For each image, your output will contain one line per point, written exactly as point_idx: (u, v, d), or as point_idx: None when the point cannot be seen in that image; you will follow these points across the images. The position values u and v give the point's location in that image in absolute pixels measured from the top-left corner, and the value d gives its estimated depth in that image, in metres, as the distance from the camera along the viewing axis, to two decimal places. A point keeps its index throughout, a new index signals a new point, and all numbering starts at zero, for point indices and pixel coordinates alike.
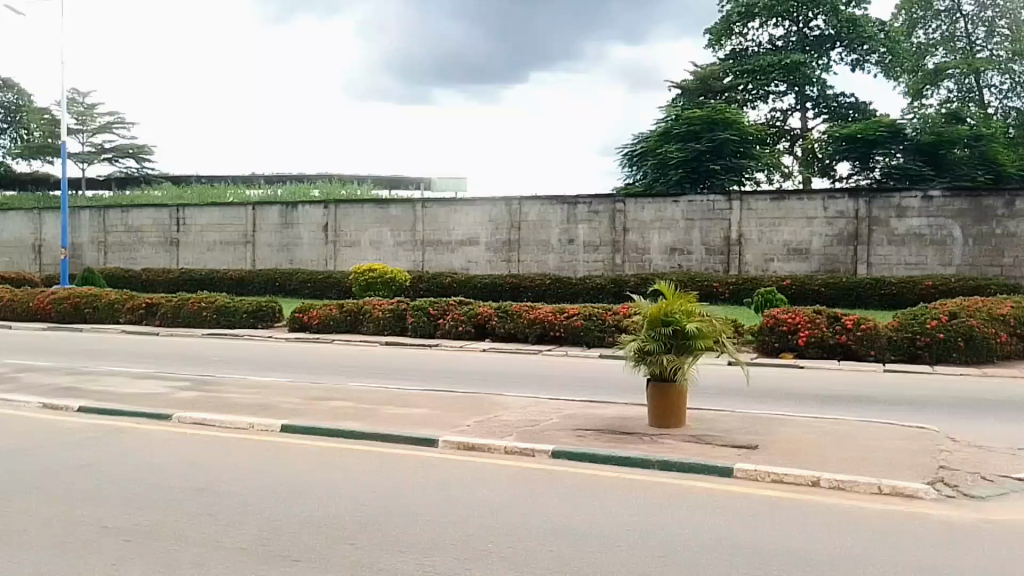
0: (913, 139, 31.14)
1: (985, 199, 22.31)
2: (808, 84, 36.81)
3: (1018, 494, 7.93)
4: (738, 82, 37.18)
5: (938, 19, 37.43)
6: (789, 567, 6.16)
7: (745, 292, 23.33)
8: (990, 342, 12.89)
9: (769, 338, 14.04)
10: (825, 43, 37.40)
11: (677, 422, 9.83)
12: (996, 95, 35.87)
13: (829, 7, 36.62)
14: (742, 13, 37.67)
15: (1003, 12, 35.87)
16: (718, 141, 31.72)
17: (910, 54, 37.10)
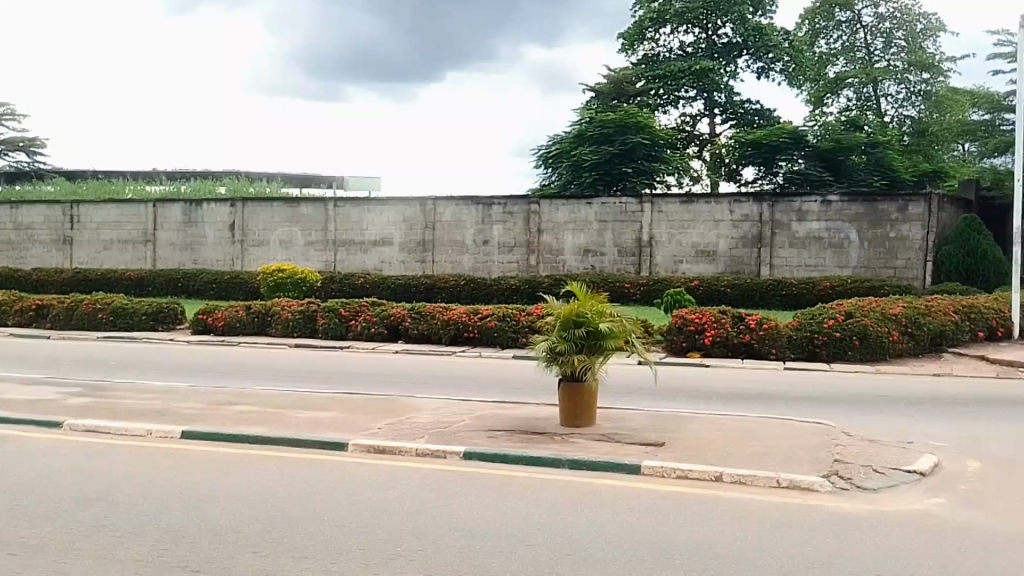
0: (813, 146, 32.52)
1: (880, 204, 23.30)
2: (716, 90, 37.90)
3: (907, 485, 8.35)
4: (650, 86, 38.04)
5: (839, 30, 39.03)
6: (694, 561, 6.30)
7: (655, 293, 23.85)
8: (883, 341, 13.48)
9: (677, 337, 14.40)
10: (733, 50, 38.50)
11: (587, 422, 9.95)
12: (893, 103, 37.88)
13: (737, 16, 37.70)
14: (654, 18, 38.50)
15: (900, 24, 37.70)
16: (630, 144, 32.34)
17: (813, 63, 38.84)
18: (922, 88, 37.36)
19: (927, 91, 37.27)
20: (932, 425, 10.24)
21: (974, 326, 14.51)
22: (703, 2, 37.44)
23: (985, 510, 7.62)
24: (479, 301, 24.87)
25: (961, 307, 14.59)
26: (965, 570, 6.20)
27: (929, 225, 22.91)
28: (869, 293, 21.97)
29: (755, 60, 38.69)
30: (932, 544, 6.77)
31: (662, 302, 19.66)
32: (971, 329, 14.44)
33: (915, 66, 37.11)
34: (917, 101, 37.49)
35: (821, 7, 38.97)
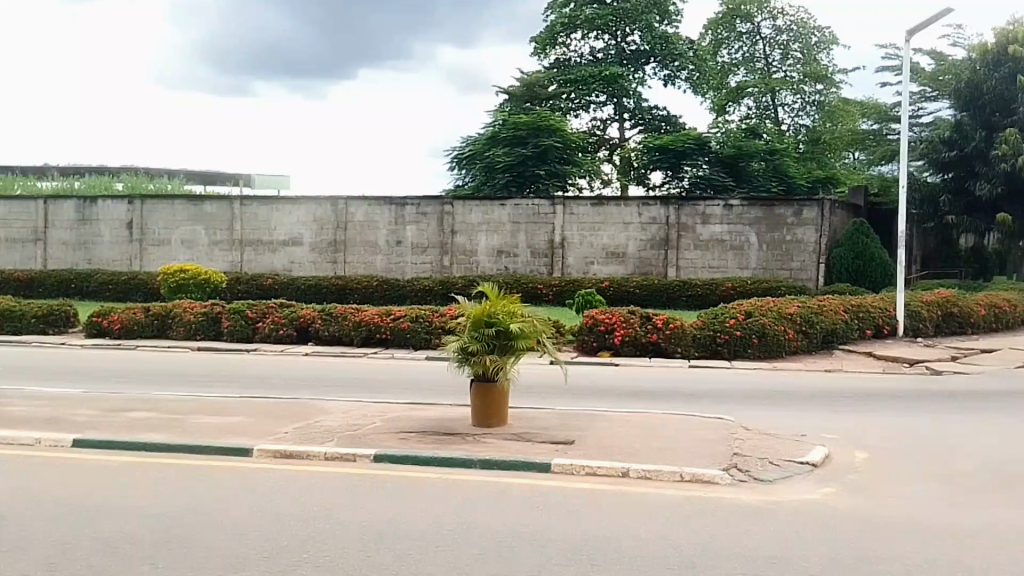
0: (715, 152, 33.64)
1: (778, 208, 24.34)
2: (626, 95, 38.71)
3: (800, 476, 8.79)
4: (561, 90, 38.78)
5: (740, 41, 40.44)
6: (600, 555, 6.47)
7: (567, 294, 24.23)
8: (779, 339, 14.15)
9: (588, 337, 14.70)
10: (640, 57, 39.44)
11: (499, 421, 10.04)
12: (790, 112, 39.57)
13: (645, 24, 38.64)
14: (566, 24, 39.07)
15: (796, 36, 39.44)
16: (542, 147, 32.78)
17: (716, 71, 40.23)
18: (816, 98, 39.14)
19: (821, 102, 39.08)
20: (824, 418, 10.79)
21: (862, 324, 15.31)
22: (612, 9, 38.19)
23: (869, 499, 8.09)
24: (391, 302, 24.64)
25: (851, 307, 15.39)
26: (852, 554, 6.59)
27: (822, 229, 24.09)
28: (768, 293, 22.93)
29: (662, 68, 39.69)
30: (823, 530, 7.17)
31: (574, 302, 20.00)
32: (860, 327, 15.26)
33: (810, 77, 38.89)
34: (811, 111, 39.20)
35: (723, 18, 40.39)
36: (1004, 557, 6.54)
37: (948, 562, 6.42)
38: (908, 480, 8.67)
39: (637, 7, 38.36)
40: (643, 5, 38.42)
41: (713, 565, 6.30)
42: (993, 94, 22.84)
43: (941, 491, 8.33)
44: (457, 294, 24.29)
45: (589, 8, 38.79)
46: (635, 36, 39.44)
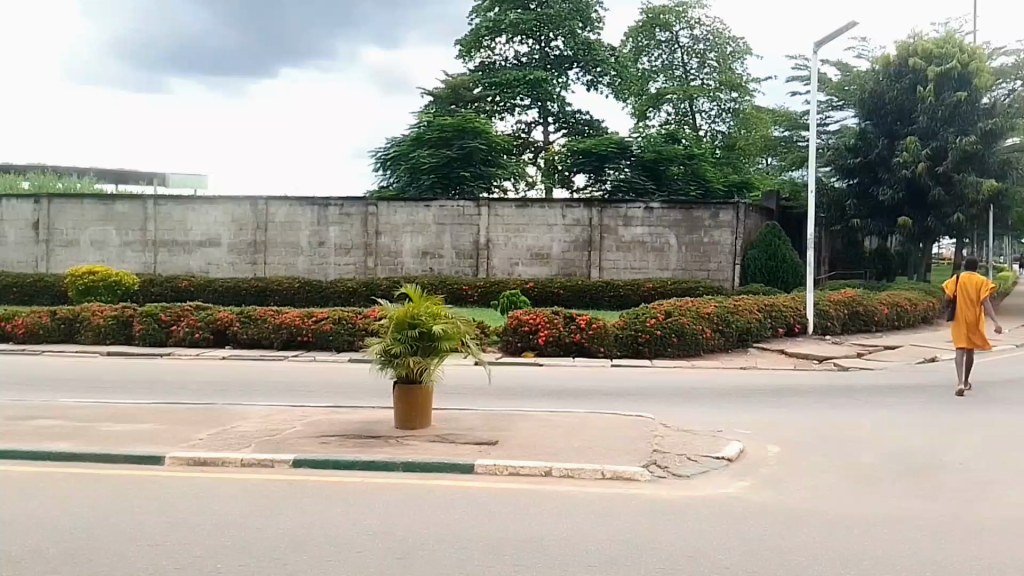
0: (636, 156, 34.36)
1: (696, 211, 25.05)
2: (550, 100, 39.08)
3: (716, 471, 9.07)
4: (486, 93, 38.98)
5: (660, 49, 41.47)
6: (523, 554, 6.54)
7: (491, 295, 24.31)
8: (698, 338, 14.54)
9: (512, 338, 14.82)
10: (564, 63, 39.95)
11: (422, 423, 10.02)
12: (706, 119, 40.77)
13: (568, 30, 39.11)
14: (490, 28, 39.26)
15: (713, 46, 40.57)
16: (467, 149, 32.85)
17: (636, 78, 41.03)
18: (730, 106, 40.50)
19: (736, 109, 40.44)
20: (738, 414, 11.16)
21: (775, 323, 15.88)
22: (536, 15, 38.55)
23: (780, 492, 8.42)
24: (314, 305, 24.18)
25: (764, 306, 15.92)
26: (765, 546, 6.85)
27: (737, 231, 24.88)
28: (687, 293, 23.54)
29: (585, 73, 40.32)
30: (737, 524, 7.43)
31: (499, 303, 20.08)
32: (772, 326, 15.82)
33: (725, 85, 40.19)
34: (727, 118, 40.51)
35: (643, 26, 41.32)
36: (905, 544, 6.91)
37: (852, 551, 6.75)
38: (817, 473, 9.06)
39: (560, 13, 38.84)
40: (566, 12, 38.94)
41: (633, 560, 6.47)
42: (894, 104, 23.95)
43: (847, 483, 8.73)
44: (381, 296, 24.08)
45: (513, 13, 39.09)
46: (559, 41, 39.90)
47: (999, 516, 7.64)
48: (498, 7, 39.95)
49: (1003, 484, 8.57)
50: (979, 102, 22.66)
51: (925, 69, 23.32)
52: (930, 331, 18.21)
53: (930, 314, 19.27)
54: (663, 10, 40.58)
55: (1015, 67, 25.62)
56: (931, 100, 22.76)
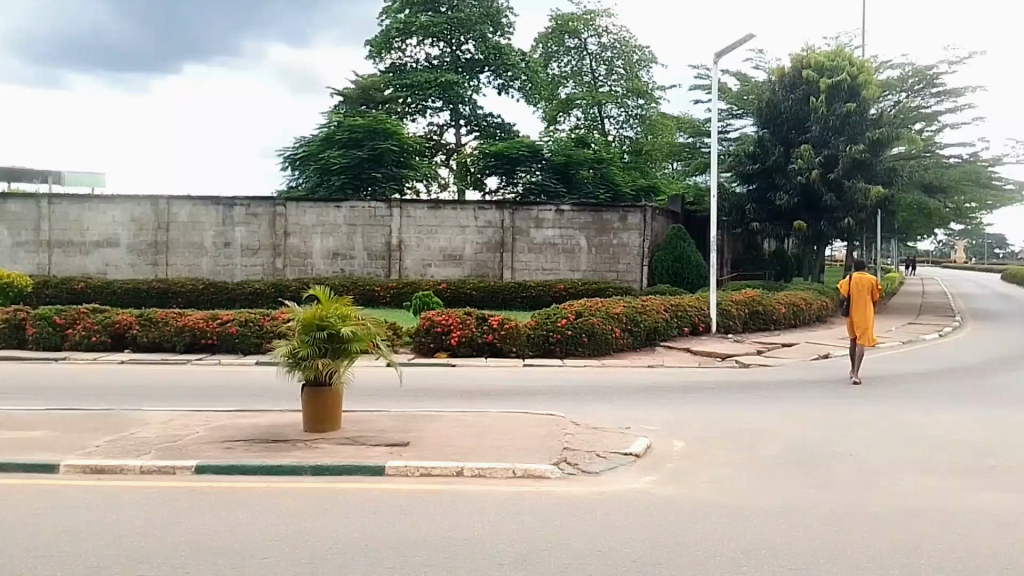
0: (547, 159, 34.81)
1: (605, 213, 25.59)
2: (461, 102, 39.25)
3: (624, 467, 9.31)
4: (397, 94, 38.93)
5: (569, 55, 42.17)
6: (434, 555, 6.56)
7: (404, 296, 24.18)
8: (607, 338, 14.87)
9: (425, 339, 14.81)
10: (475, 66, 40.12)
11: (332, 426, 9.90)
12: (615, 124, 41.74)
13: (478, 34, 39.34)
14: (401, 29, 39.07)
15: (619, 54, 41.56)
16: (379, 150, 32.59)
17: (546, 84, 41.58)
18: (637, 112, 41.52)
19: (642, 115, 41.49)
20: (645, 411, 11.47)
21: (681, 323, 16.38)
22: (446, 18, 38.56)
23: (684, 485, 8.71)
24: (220, 307, 23.44)
25: (671, 306, 16.40)
26: (669, 538, 7.08)
27: (645, 233, 25.60)
28: (597, 293, 23.99)
29: (496, 77, 40.74)
30: (644, 517, 7.64)
31: (412, 305, 19.94)
32: (678, 325, 16.31)
33: (632, 92, 41.06)
34: (634, 123, 41.62)
35: (553, 33, 42.02)
36: (799, 532, 7.26)
37: (751, 541, 7.05)
38: (720, 466, 9.41)
39: (471, 17, 38.94)
40: (477, 15, 39.14)
41: (542, 556, 6.59)
42: (788, 113, 25.13)
43: (748, 475, 9.10)
44: (290, 298, 23.62)
45: (424, 15, 39.03)
46: (470, 44, 40.13)
47: (884, 504, 8.12)
48: (408, 9, 39.79)
49: (888, 474, 9.12)
50: (868, 112, 23.96)
51: (817, 80, 24.55)
52: (824, 329, 19.16)
53: (824, 313, 20.28)
54: (571, 18, 41.37)
55: (899, 79, 27.27)
56: (823, 110, 23.94)
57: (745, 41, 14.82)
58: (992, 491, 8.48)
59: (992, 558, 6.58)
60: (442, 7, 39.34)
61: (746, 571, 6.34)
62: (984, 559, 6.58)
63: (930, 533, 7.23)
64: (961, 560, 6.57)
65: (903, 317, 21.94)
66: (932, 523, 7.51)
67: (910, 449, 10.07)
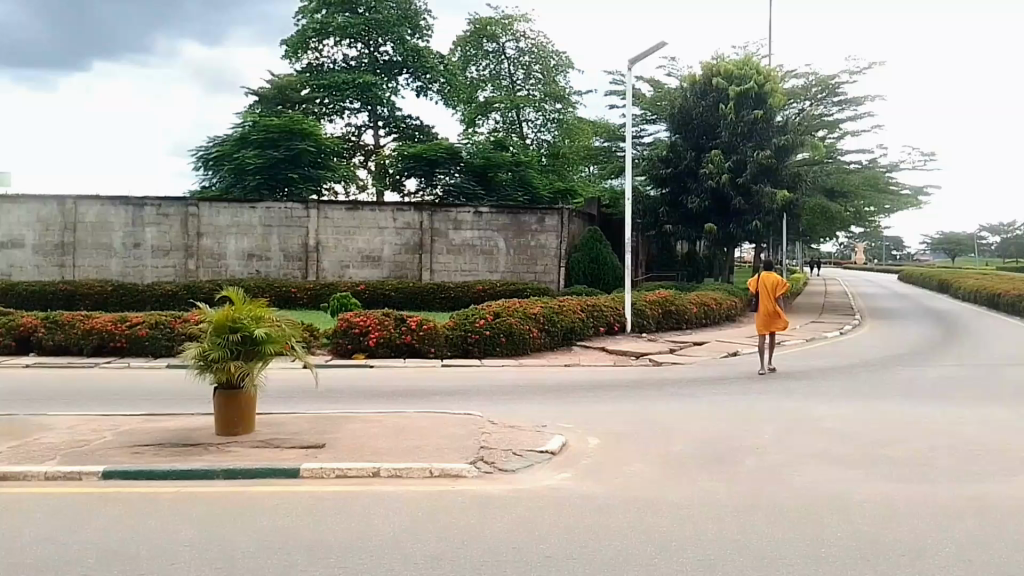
0: (466, 161, 35.26)
1: (523, 216, 25.86)
2: (379, 104, 39.56)
3: (539, 465, 9.49)
4: (314, 95, 38.74)
5: (486, 59, 42.29)
6: (349, 556, 6.57)
7: (321, 297, 23.93)
8: (525, 337, 15.08)
9: (342, 339, 14.74)
10: (394, 68, 41.18)
11: (245, 429, 9.78)
12: (533, 128, 42.14)
13: (396, 37, 40.17)
14: (318, 30, 39.40)
15: (538, 59, 41.82)
16: (295, 151, 32.27)
17: (464, 86, 41.88)
18: (555, 117, 41.88)
19: (560, 119, 41.84)
20: (560, 409, 11.71)
21: (597, 322, 16.74)
22: (365, 19, 39.15)
23: (598, 481, 8.95)
24: (129, 310, 22.75)
25: (587, 306, 16.75)
26: (581, 534, 7.26)
27: (561, 235, 26.00)
28: (515, 294, 24.21)
29: (414, 79, 41.76)
30: (557, 514, 7.82)
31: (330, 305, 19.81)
32: (595, 325, 16.67)
33: (550, 97, 41.54)
34: (552, 127, 41.85)
35: (471, 36, 42.20)
36: (706, 525, 7.54)
37: (659, 534, 7.28)
38: (633, 462, 9.68)
39: (389, 19, 39.65)
40: (395, 17, 39.85)
41: (458, 555, 6.67)
42: (699, 119, 25.94)
43: (659, 471, 9.39)
44: (203, 300, 23.08)
45: (341, 16, 39.34)
46: (387, 47, 40.87)
47: (787, 496, 8.49)
48: (325, 10, 39.95)
49: (791, 466, 9.54)
50: (773, 121, 24.95)
51: (726, 88, 25.42)
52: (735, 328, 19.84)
53: (734, 312, 21.02)
54: (489, 21, 41.48)
55: (803, 88, 28.37)
56: (732, 117, 24.81)
57: (658, 49, 15.17)
58: (885, 481, 8.97)
59: (884, 545, 6.96)
60: (360, 8, 39.65)
61: (655, 563, 6.56)
62: (876, 545, 6.96)
63: (826, 522, 7.61)
64: (855, 547, 6.93)
65: (806, 317, 22.56)
66: (829, 512, 7.91)
67: (811, 443, 10.55)
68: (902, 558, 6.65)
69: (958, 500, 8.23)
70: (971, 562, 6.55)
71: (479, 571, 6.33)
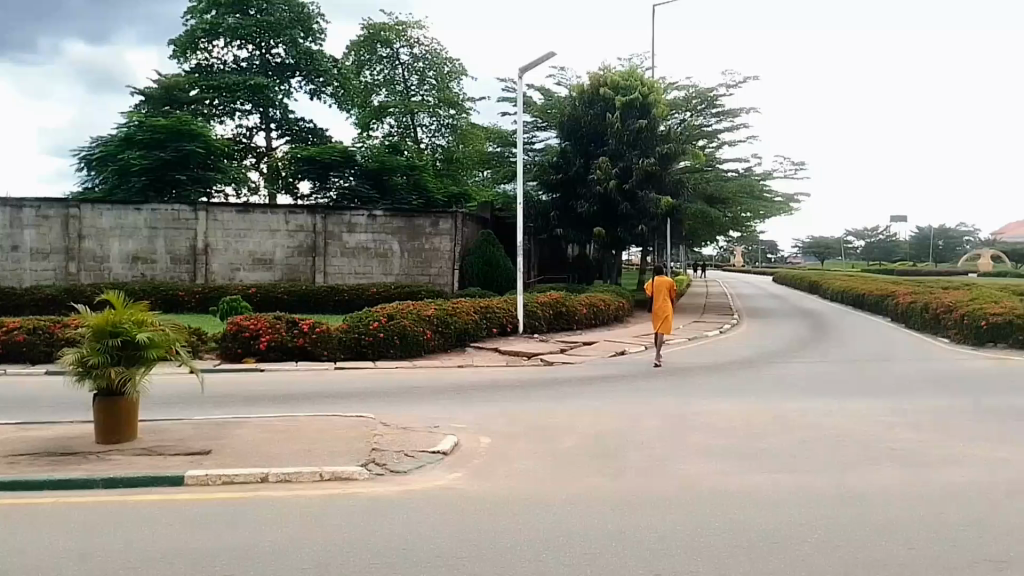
0: (360, 164, 35.67)
1: (417, 220, 26.00)
2: (271, 106, 39.48)
3: (430, 466, 9.68)
4: (204, 96, 38.08)
5: (381, 64, 42.35)
6: (236, 561, 6.60)
7: (210, 301, 23.46)
8: (418, 339, 15.27)
9: (232, 343, 14.60)
10: (286, 71, 40.67)
11: (126, 437, 9.59)
12: (427, 133, 42.34)
13: (289, 39, 39.70)
14: (207, 30, 38.46)
15: (431, 65, 42.26)
16: (184, 151, 31.59)
17: (359, 91, 41.93)
18: (449, 122, 42.21)
19: (454, 125, 42.15)
20: (451, 410, 11.93)
21: (490, 323, 17.11)
22: (255, 21, 38.48)
23: (485, 480, 9.23)
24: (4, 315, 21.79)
25: (481, 307, 17.09)
26: (473, 532, 7.45)
27: (456, 238, 26.28)
28: (409, 296, 24.33)
29: (307, 82, 41.47)
30: (449, 514, 7.99)
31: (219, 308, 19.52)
32: (488, 326, 17.03)
33: (444, 103, 41.67)
34: (446, 132, 42.31)
35: (365, 41, 41.98)
36: (586, 518, 7.88)
37: (541, 528, 7.59)
38: (522, 461, 9.98)
39: (280, 21, 39.16)
40: (287, 20, 39.51)
41: (347, 555, 6.79)
42: (588, 127, 26.66)
43: (547, 468, 9.74)
44: (85, 303, 22.33)
45: (231, 17, 38.65)
46: (279, 49, 40.59)
47: (668, 489, 8.94)
48: (215, 10, 39.24)
49: (675, 461, 10.04)
50: (657, 130, 26.06)
51: (613, 98, 26.22)
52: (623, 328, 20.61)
53: (622, 313, 21.86)
54: (383, 27, 41.56)
55: (684, 100, 29.50)
56: (619, 126, 25.70)
57: (547, 60, 15.54)
58: (757, 473, 9.55)
59: (750, 531, 7.47)
60: (252, 9, 39.19)
61: (538, 556, 6.82)
62: (745, 532, 7.44)
63: (699, 512, 8.08)
64: (731, 535, 7.36)
65: (690, 317, 23.60)
66: (703, 503, 8.39)
67: (691, 438, 11.11)
68: (769, 543, 7.13)
69: (824, 489, 8.85)
70: (828, 544, 7.11)
71: (370, 572, 6.42)
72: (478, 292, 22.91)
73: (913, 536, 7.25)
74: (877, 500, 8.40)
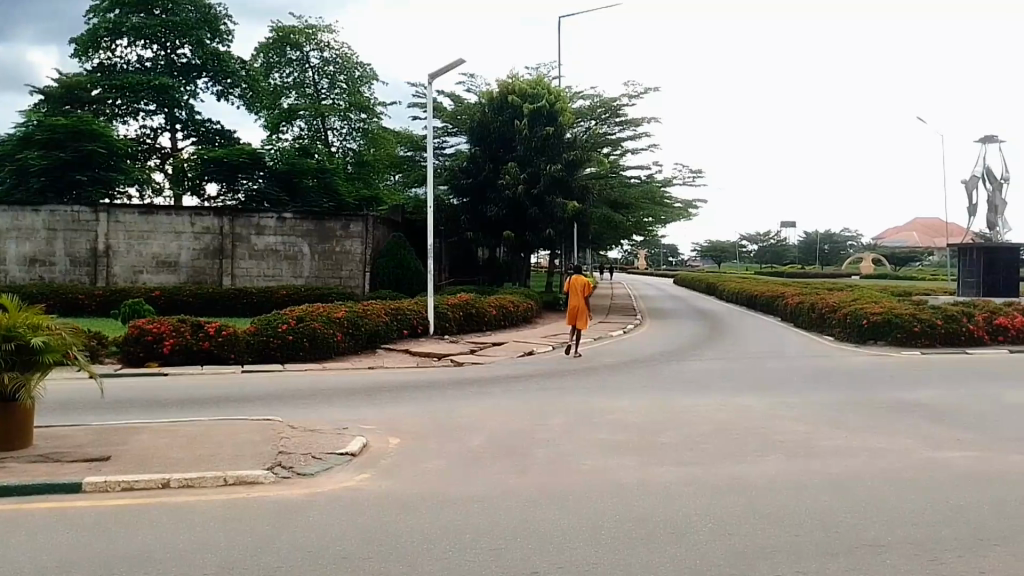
0: (269, 167, 35.29)
1: (327, 222, 25.83)
2: (176, 106, 38.55)
3: (337, 467, 9.82)
4: (105, 95, 36.80)
5: (290, 66, 41.66)
6: (137, 569, 6.61)
7: (111, 303, 22.79)
8: (328, 341, 15.32)
9: (134, 348, 14.33)
10: (192, 71, 39.74)
11: (21, 443, 9.39)
12: (338, 136, 42.05)
13: (195, 40, 38.77)
14: (110, 30, 37.17)
15: (341, 69, 42.03)
16: (84, 151, 30.49)
17: (266, 92, 41.08)
18: (360, 125, 42.02)
19: (364, 128, 42.06)
20: (359, 411, 12.08)
21: (399, 325, 17.29)
22: (160, 21, 37.40)
23: (393, 479, 9.44)
24: None
25: (390, 309, 17.25)
26: (381, 532, 7.64)
27: (367, 241, 26.24)
28: (319, 298, 24.21)
29: (214, 82, 40.62)
30: (356, 514, 8.17)
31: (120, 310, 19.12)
32: (397, 327, 17.21)
33: (355, 106, 41.46)
34: (357, 136, 42.11)
35: (273, 43, 41.44)
36: (488, 515, 8.17)
37: (444, 525, 7.86)
38: (430, 460, 10.23)
39: (186, 22, 38.22)
40: (193, 21, 38.57)
41: (253, 559, 6.88)
42: (497, 133, 27.12)
43: (455, 466, 10.03)
44: None
45: (135, 16, 37.50)
46: (185, 49, 39.60)
47: (567, 484, 9.36)
48: (118, 9, 37.96)
49: (579, 457, 10.48)
50: (563, 137, 26.70)
51: (521, 105, 26.77)
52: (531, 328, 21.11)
53: (530, 313, 22.35)
54: (291, 30, 41.00)
55: (589, 109, 30.34)
56: (526, 132, 26.22)
57: (455, 66, 15.72)
58: (654, 467, 10.07)
59: (642, 522, 7.93)
60: (157, 9, 38.16)
61: (440, 553, 7.08)
62: (638, 523, 7.90)
63: (598, 506, 8.51)
64: (626, 527, 7.82)
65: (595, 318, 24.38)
66: (601, 497, 8.83)
67: (593, 434, 11.59)
68: (661, 533, 7.59)
69: (716, 481, 9.42)
70: (712, 532, 7.61)
71: None
72: (388, 295, 23.02)
73: (795, 524, 7.85)
74: (764, 490, 9.01)
